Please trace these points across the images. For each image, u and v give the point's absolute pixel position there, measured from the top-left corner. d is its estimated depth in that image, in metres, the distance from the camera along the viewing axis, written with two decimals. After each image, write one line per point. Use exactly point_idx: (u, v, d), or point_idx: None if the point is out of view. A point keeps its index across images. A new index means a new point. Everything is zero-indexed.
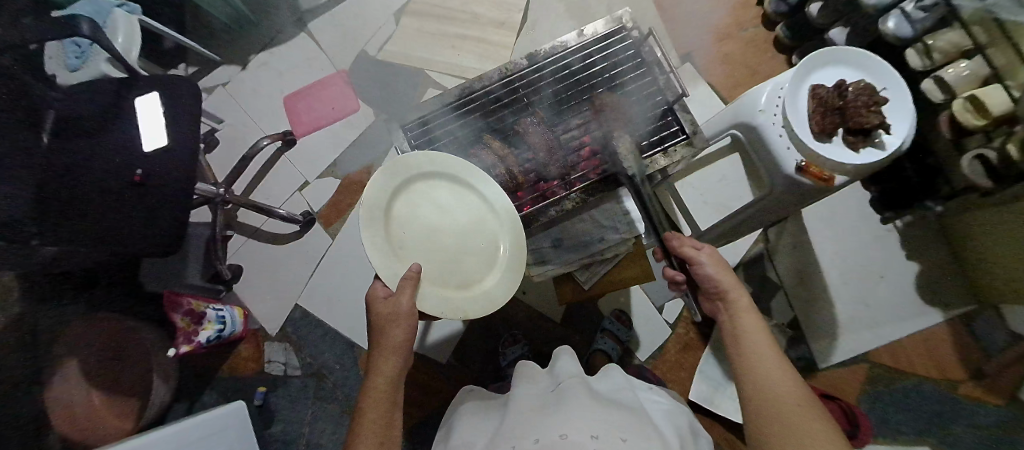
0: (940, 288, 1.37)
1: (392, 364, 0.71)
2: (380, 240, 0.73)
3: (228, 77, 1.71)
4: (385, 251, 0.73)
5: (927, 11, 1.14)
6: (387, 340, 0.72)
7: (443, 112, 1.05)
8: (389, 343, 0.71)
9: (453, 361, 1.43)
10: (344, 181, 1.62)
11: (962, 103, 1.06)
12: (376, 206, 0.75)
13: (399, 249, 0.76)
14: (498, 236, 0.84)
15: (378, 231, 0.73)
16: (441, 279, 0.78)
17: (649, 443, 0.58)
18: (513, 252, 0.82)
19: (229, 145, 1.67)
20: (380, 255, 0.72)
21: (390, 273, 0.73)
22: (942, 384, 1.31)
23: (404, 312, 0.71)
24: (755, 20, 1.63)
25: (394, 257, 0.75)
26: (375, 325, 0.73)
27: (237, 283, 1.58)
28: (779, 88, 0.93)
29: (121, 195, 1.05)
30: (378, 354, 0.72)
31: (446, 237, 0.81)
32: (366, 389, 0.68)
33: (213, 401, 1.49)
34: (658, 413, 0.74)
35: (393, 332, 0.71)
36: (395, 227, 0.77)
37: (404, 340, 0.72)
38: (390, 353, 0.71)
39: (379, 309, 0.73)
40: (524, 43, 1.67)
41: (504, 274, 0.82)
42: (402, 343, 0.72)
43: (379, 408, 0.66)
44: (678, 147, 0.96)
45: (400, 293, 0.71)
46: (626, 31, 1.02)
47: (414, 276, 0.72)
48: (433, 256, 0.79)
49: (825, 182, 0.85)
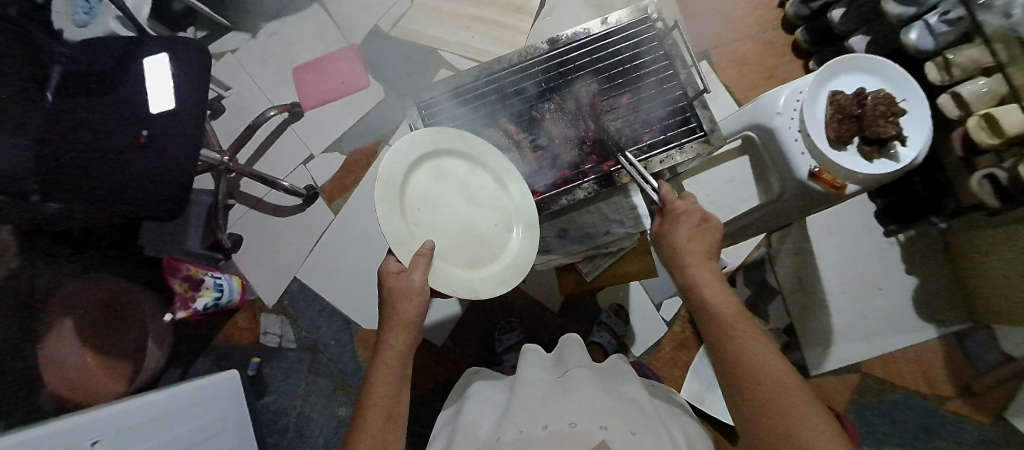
0: (937, 305, 1.38)
1: (402, 339, 0.71)
2: (394, 215, 0.72)
3: (238, 44, 1.68)
4: (399, 226, 0.72)
5: (951, 25, 1.10)
6: (398, 316, 0.71)
7: (460, 91, 1.04)
8: (399, 319, 0.71)
9: (449, 344, 1.44)
10: (350, 157, 1.61)
11: (977, 120, 1.04)
12: (391, 181, 0.73)
13: (412, 227, 0.75)
14: (509, 220, 0.85)
15: (393, 206, 0.72)
16: (453, 258, 0.78)
17: (659, 440, 0.60)
18: (524, 236, 0.84)
19: (235, 113, 1.65)
20: (394, 230, 0.71)
21: (403, 249, 0.72)
22: (930, 398, 1.34)
23: (416, 288, 0.71)
24: (774, 22, 1.61)
25: (408, 233, 0.73)
26: (388, 300, 0.73)
27: (236, 253, 1.58)
28: (798, 92, 0.92)
29: (125, 154, 1.04)
30: (389, 329, 0.72)
31: (456, 219, 0.82)
32: (376, 362, 0.69)
33: (207, 368, 1.49)
34: (669, 419, 0.75)
35: (404, 308, 0.71)
36: (409, 204, 0.76)
37: (414, 317, 0.72)
38: (400, 328, 0.71)
39: (392, 284, 0.73)
40: (539, 29, 1.65)
41: (515, 257, 0.83)
42: (412, 320, 0.72)
43: (385, 383, 0.67)
44: (694, 144, 0.93)
45: (412, 269, 0.71)
46: (650, 22, 1.00)
47: (426, 253, 0.71)
48: (444, 236, 0.79)
49: (836, 189, 0.86)
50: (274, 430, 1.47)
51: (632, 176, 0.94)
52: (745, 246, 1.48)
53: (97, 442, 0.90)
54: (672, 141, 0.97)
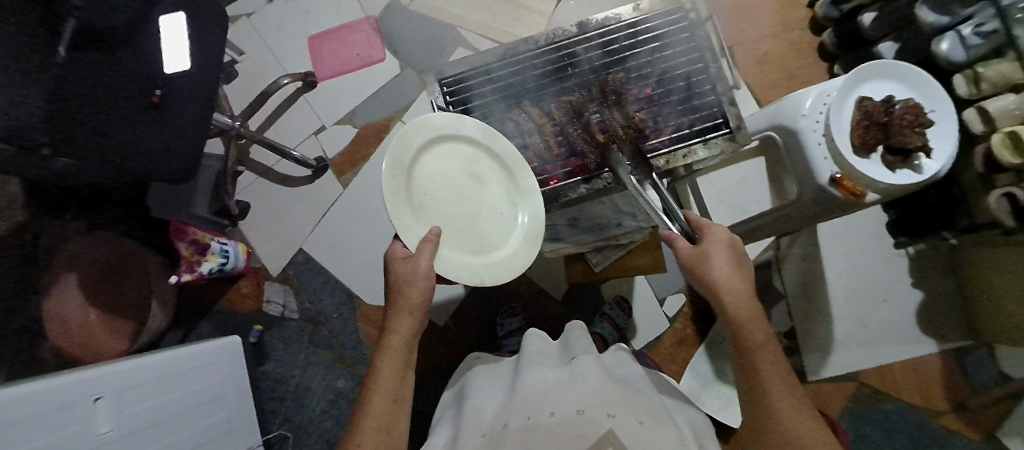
0: (939, 320, 1.39)
1: (408, 324, 0.71)
2: (401, 200, 0.72)
3: (253, 9, 1.65)
4: (405, 211, 0.72)
5: (984, 38, 1.06)
6: (404, 301, 0.71)
7: (486, 70, 1.03)
8: (405, 303, 0.71)
9: (450, 325, 1.45)
10: (361, 131, 1.59)
11: (1001, 138, 1.01)
12: (399, 166, 0.72)
13: (419, 211, 0.75)
14: (518, 208, 0.85)
15: (399, 191, 0.72)
16: (459, 244, 0.78)
17: (672, 435, 0.61)
18: (533, 223, 0.83)
19: (249, 79, 1.63)
20: (401, 216, 0.71)
21: (410, 234, 0.72)
22: (923, 411, 1.35)
23: (421, 274, 0.70)
24: (802, 21, 1.58)
25: (414, 218, 0.73)
26: (393, 286, 0.72)
27: (243, 220, 1.58)
28: (826, 95, 0.89)
29: (140, 116, 1.04)
30: (393, 312, 0.71)
31: (467, 205, 0.81)
32: (382, 347, 0.69)
33: (209, 332, 1.50)
34: (673, 407, 0.77)
35: (410, 292, 0.70)
36: (416, 190, 0.76)
37: (421, 302, 0.71)
38: (406, 313, 0.71)
39: (398, 268, 0.72)
40: (562, 12, 1.60)
41: (523, 244, 0.82)
42: (418, 305, 0.71)
43: (392, 365, 0.67)
44: (720, 140, 0.92)
45: (418, 254, 0.70)
46: (684, 11, 0.98)
47: (434, 239, 0.71)
48: (451, 220, 0.79)
49: (856, 197, 0.85)
50: (273, 397, 1.49)
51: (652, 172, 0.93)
52: (752, 249, 1.47)
53: (100, 399, 0.92)
54: (692, 138, 0.95)
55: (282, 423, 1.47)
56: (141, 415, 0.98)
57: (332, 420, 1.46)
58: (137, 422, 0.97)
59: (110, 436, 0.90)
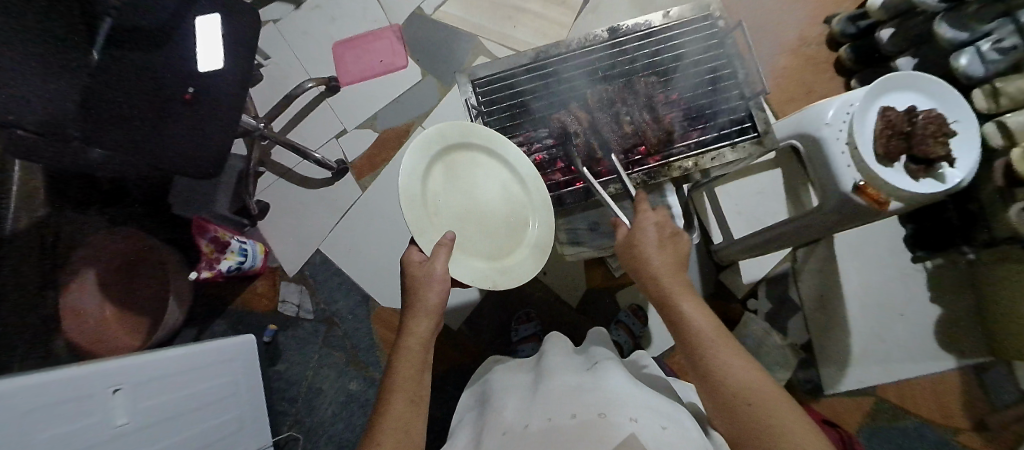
0: (958, 336, 1.37)
1: (425, 327, 0.71)
2: (417, 207, 0.72)
3: (281, 15, 1.70)
4: (421, 215, 0.72)
5: (1004, 54, 1.07)
6: (420, 304, 0.71)
7: (517, 73, 1.06)
8: (422, 306, 0.71)
9: (465, 329, 1.45)
10: (381, 136, 1.62)
11: (1021, 152, 1.02)
12: (415, 173, 0.73)
13: (433, 216, 0.76)
14: (528, 214, 0.85)
15: (415, 197, 0.72)
16: (472, 248, 0.79)
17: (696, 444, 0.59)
18: (542, 229, 0.84)
19: (274, 82, 1.67)
20: (416, 220, 0.71)
21: (425, 239, 0.72)
22: (942, 428, 1.32)
23: (437, 277, 0.70)
24: (819, 37, 1.60)
25: (430, 222, 0.74)
26: (410, 288, 0.73)
27: (261, 220, 1.60)
28: (849, 104, 0.91)
29: (175, 113, 1.04)
30: (411, 316, 0.72)
31: (478, 212, 0.82)
32: (399, 349, 0.69)
33: (223, 330, 1.50)
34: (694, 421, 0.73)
35: (427, 296, 0.71)
36: (431, 196, 0.77)
37: (436, 304, 0.71)
38: (423, 315, 0.71)
39: (414, 272, 0.73)
40: (581, 23, 1.64)
41: (532, 248, 0.84)
42: (434, 308, 0.72)
43: (409, 367, 0.66)
44: (747, 144, 0.94)
45: (433, 259, 0.71)
46: (714, 19, 1.00)
47: (448, 244, 0.71)
48: (466, 225, 0.80)
49: (881, 205, 0.82)
50: (284, 398, 1.48)
51: (678, 172, 0.95)
52: (770, 259, 1.47)
53: (118, 391, 0.92)
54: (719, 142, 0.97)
55: (293, 424, 1.46)
56: (158, 406, 0.99)
57: (342, 423, 1.45)
58: (152, 414, 0.97)
59: (126, 428, 0.90)
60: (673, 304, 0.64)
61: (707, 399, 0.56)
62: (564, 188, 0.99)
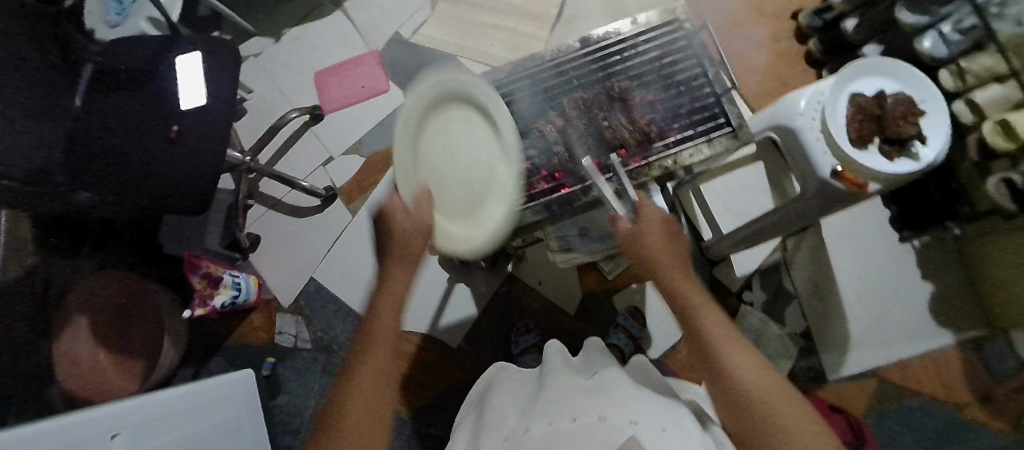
0: (953, 311, 1.38)
1: (403, 276, 0.69)
2: (404, 154, 0.76)
3: (261, 48, 1.73)
4: (407, 163, 0.76)
5: (965, 34, 1.12)
6: (403, 251, 0.68)
7: (496, 86, 1.07)
8: (405, 253, 0.68)
9: (465, 346, 1.44)
10: (369, 160, 1.63)
11: (992, 126, 1.05)
12: (406, 123, 0.77)
13: (422, 167, 0.78)
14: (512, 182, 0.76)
15: (404, 146, 0.76)
16: (451, 208, 0.78)
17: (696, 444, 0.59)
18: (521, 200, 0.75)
19: (258, 114, 1.69)
20: (401, 166, 0.75)
21: (406, 187, 0.74)
22: (948, 405, 1.32)
23: (425, 228, 0.69)
24: (788, 31, 1.65)
25: (412, 169, 0.76)
26: (389, 234, 0.69)
27: (253, 253, 1.59)
28: (819, 93, 0.93)
29: (156, 148, 1.03)
30: (393, 264, 0.68)
31: (466, 170, 0.79)
32: (375, 310, 0.65)
33: (221, 367, 1.49)
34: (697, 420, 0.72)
35: (412, 243, 0.68)
36: (424, 147, 0.79)
37: (419, 251, 0.69)
38: (404, 262, 0.69)
39: (396, 218, 0.69)
40: (557, 36, 1.68)
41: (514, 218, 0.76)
42: (417, 256, 0.70)
43: (386, 333, 0.64)
44: (722, 139, 0.97)
45: (416, 209, 0.70)
46: (680, 22, 1.03)
47: (424, 197, 0.72)
48: (452, 182, 0.79)
49: (859, 189, 0.85)
50: (287, 432, 1.46)
51: (660, 171, 0.97)
52: (762, 251, 1.48)
53: (118, 436, 0.89)
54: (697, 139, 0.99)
55: None
56: (161, 448, 0.95)
57: None
58: None
59: None
60: (691, 316, 0.63)
61: (722, 404, 0.56)
62: (551, 194, 0.96)
